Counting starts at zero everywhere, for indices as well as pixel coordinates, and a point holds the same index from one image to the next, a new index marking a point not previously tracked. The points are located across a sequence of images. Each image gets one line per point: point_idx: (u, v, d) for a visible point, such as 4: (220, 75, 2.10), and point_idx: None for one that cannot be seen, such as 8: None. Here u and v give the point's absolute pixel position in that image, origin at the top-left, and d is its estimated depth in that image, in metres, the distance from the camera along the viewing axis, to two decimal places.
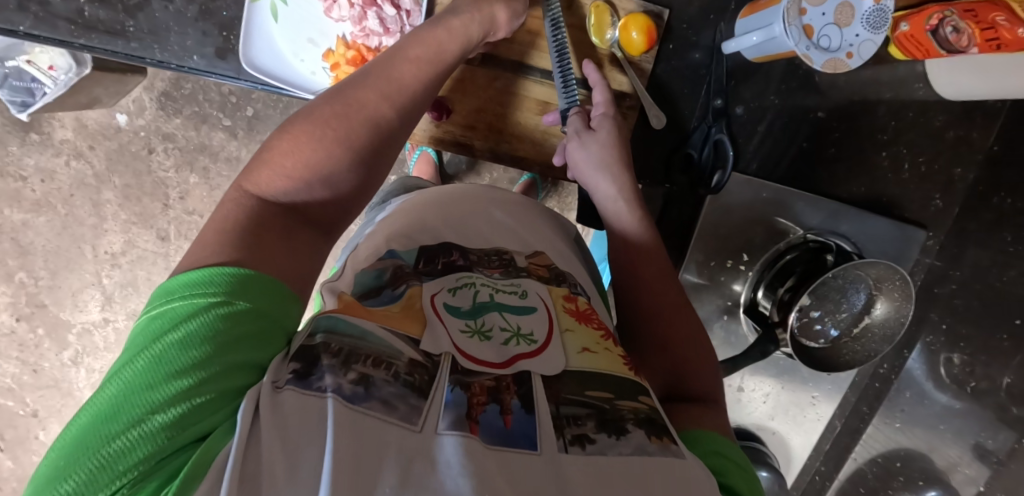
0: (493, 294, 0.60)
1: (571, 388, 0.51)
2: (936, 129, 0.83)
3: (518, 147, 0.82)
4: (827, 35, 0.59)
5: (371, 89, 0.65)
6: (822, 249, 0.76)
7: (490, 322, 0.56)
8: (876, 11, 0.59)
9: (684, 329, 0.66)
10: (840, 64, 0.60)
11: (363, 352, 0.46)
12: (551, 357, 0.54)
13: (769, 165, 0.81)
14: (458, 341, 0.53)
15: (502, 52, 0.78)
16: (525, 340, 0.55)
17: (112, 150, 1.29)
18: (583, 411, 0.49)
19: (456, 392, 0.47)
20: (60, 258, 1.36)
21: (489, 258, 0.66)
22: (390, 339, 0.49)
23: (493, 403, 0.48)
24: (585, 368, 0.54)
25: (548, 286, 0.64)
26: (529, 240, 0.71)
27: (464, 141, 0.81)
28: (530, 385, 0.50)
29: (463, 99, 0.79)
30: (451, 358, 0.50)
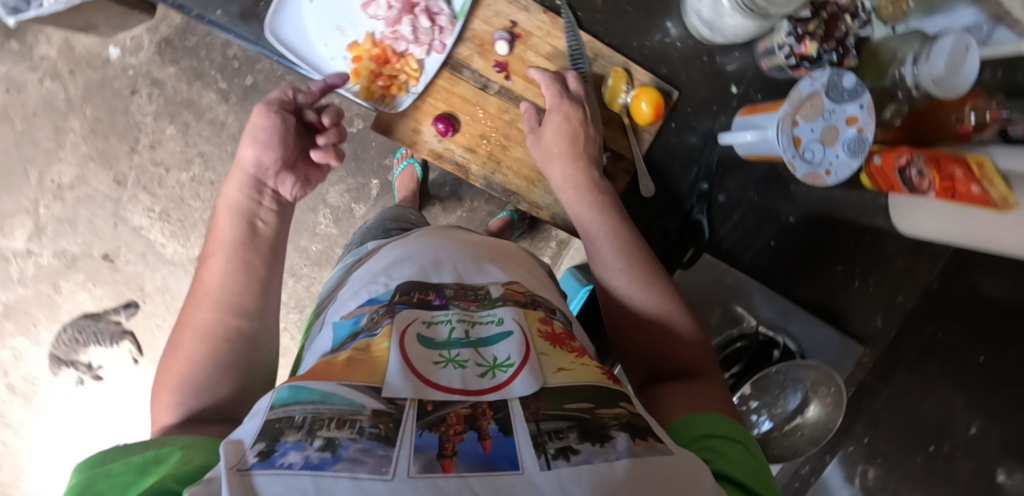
0: (470, 328, 0.60)
1: (549, 404, 0.51)
2: (888, 255, 0.91)
3: (512, 178, 0.83)
4: (812, 150, 0.63)
5: (203, 305, 0.72)
6: (770, 344, 0.80)
7: (462, 353, 0.56)
8: (857, 140, 0.64)
9: (676, 324, 0.67)
10: (818, 178, 0.64)
11: (327, 417, 0.47)
12: (525, 379, 0.53)
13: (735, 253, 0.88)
14: (425, 372, 0.53)
15: (519, 90, 0.81)
16: (499, 369, 0.54)
17: (94, 81, 1.24)
18: (566, 424, 0.49)
19: (422, 438, 0.46)
20: (0, 176, 1.28)
21: (466, 291, 0.67)
22: (352, 396, 0.49)
23: (469, 429, 0.47)
24: (562, 384, 0.54)
25: (522, 309, 0.64)
26: (496, 272, 0.72)
27: (462, 162, 0.82)
28: (507, 409, 0.49)
29: (473, 121, 0.81)
30: (417, 401, 0.49)
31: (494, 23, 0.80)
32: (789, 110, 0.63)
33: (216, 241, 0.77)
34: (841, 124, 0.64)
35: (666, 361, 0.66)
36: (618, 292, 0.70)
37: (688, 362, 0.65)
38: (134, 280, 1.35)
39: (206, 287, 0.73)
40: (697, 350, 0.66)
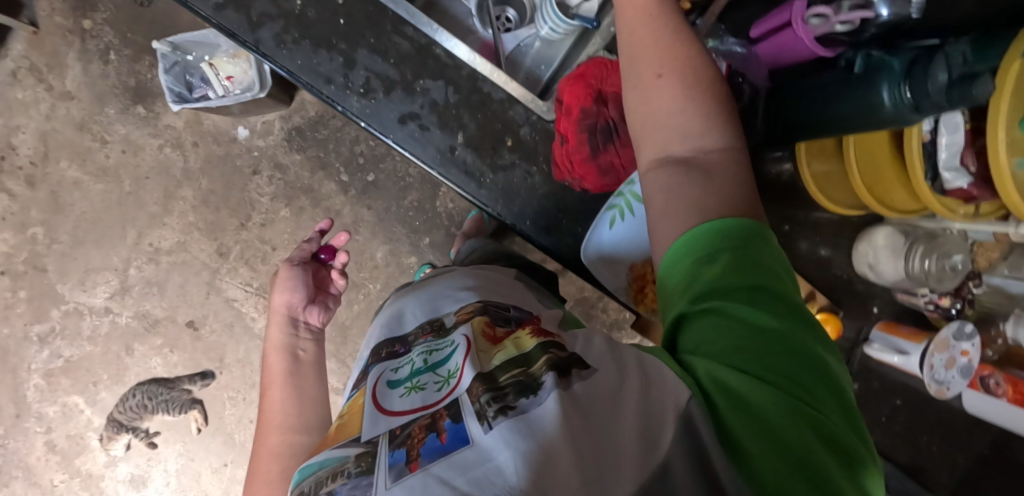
0: (427, 357, 0.51)
1: (485, 379, 0.43)
2: None
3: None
4: (939, 373, 0.82)
5: (270, 428, 0.72)
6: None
7: (419, 380, 0.48)
8: (965, 366, 0.82)
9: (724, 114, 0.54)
10: (939, 394, 0.83)
11: (323, 481, 0.40)
12: (468, 372, 0.45)
13: None
14: (388, 405, 0.46)
15: None
16: (448, 379, 0.46)
17: (215, 156, 1.28)
18: (502, 388, 0.42)
19: (396, 454, 0.39)
20: (94, 232, 1.28)
21: (428, 327, 0.57)
22: (339, 450, 0.42)
23: (430, 430, 0.40)
24: (501, 362, 0.46)
25: (473, 324, 0.53)
26: (454, 298, 0.61)
27: None
28: (458, 401, 0.42)
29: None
30: (389, 435, 0.42)
31: None
32: (931, 345, 0.81)
33: (268, 370, 0.78)
34: (959, 355, 0.82)
35: (699, 198, 0.50)
36: (646, 94, 0.55)
37: (707, 177, 0.51)
38: (215, 349, 1.33)
39: (267, 414, 0.74)
40: (719, 139, 0.53)
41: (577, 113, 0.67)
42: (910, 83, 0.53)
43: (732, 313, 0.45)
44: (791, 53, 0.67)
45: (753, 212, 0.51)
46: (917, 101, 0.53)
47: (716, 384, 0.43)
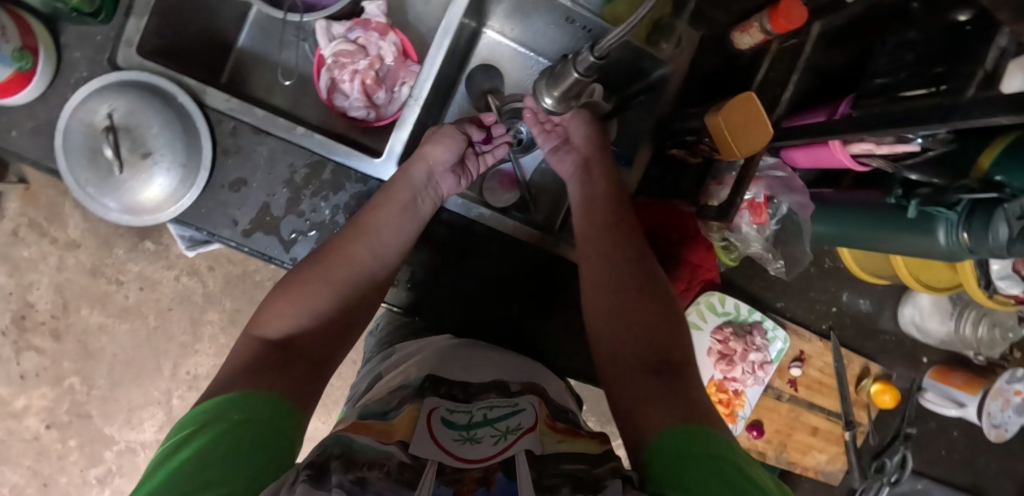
0: (488, 410, 0.52)
1: (550, 464, 0.46)
2: None
3: (793, 461, 0.82)
4: (997, 417, 0.82)
5: (359, 240, 0.64)
6: None
7: (482, 431, 0.49)
8: (1021, 404, 0.83)
9: (641, 319, 0.56)
10: (999, 435, 0.83)
11: (361, 460, 0.43)
12: (532, 441, 0.48)
13: None
14: (448, 447, 0.47)
15: (802, 395, 0.81)
16: (510, 434, 0.48)
17: (233, 275, 1.27)
18: (564, 482, 0.43)
19: (442, 488, 0.42)
20: (129, 370, 1.27)
21: (491, 383, 0.56)
22: (380, 445, 0.45)
23: (481, 486, 0.43)
24: (564, 452, 0.48)
25: (541, 404, 0.54)
26: (513, 369, 0.59)
27: (762, 454, 0.80)
28: (517, 467, 0.44)
29: (768, 423, 0.80)
30: (439, 464, 0.45)
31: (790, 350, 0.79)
32: (987, 394, 0.81)
33: (372, 231, 0.65)
34: (1013, 395, 0.83)
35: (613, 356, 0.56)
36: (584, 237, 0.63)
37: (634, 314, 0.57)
38: None
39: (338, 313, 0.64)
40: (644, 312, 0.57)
41: None
42: (967, 227, 0.56)
43: None
44: (829, 162, 0.66)
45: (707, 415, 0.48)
46: (975, 247, 0.56)
47: None
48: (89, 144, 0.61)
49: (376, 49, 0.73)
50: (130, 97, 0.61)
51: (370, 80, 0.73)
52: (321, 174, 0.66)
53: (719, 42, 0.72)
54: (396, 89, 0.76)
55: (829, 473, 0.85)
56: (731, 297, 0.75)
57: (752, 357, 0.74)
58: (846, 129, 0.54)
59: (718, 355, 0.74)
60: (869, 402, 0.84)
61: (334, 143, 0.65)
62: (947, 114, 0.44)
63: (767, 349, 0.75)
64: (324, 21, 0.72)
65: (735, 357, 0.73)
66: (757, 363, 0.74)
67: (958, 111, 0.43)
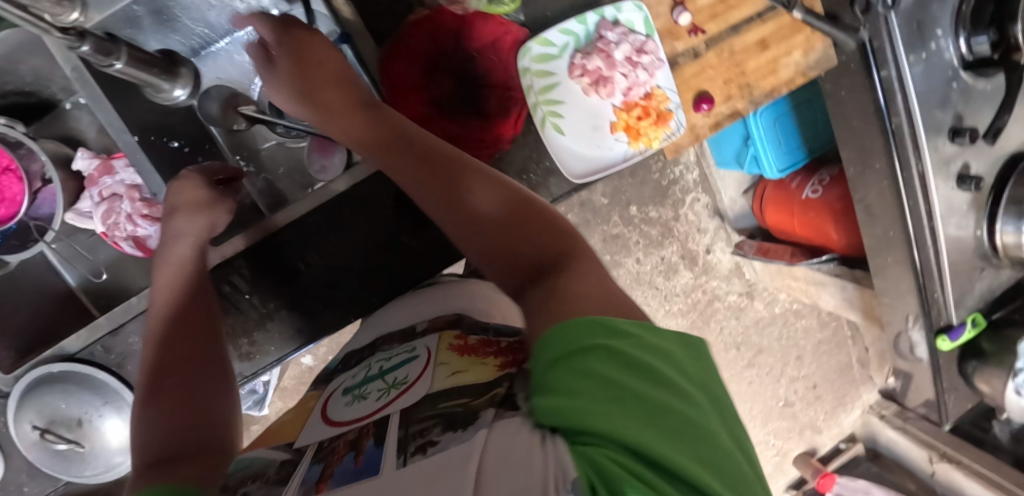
0: (386, 373, 0.59)
1: (422, 409, 0.47)
2: None
3: (771, 88, 0.72)
4: None
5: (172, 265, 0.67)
6: None
7: (370, 390, 0.57)
8: None
9: (472, 185, 0.56)
10: None
11: (248, 480, 0.46)
12: (417, 388, 0.52)
13: None
14: (341, 418, 0.54)
15: (716, 30, 0.68)
16: (395, 388, 0.55)
17: None
18: (431, 423, 0.44)
19: (316, 471, 0.44)
20: None
21: (398, 336, 0.67)
22: (266, 455, 0.50)
23: (352, 452, 0.45)
24: (449, 386, 0.50)
25: (439, 335, 0.61)
26: (420, 314, 0.69)
27: (734, 111, 0.71)
28: (385, 423, 0.47)
29: (713, 84, 0.69)
30: (315, 451, 0.48)
31: (661, 9, 0.67)
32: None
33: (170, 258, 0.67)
34: None
35: (502, 256, 0.54)
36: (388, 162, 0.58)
37: (503, 226, 0.54)
38: None
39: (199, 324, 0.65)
40: (483, 200, 0.55)
41: (433, 114, 0.62)
42: None
43: (613, 409, 0.37)
44: None
45: (559, 265, 0.50)
46: None
47: (626, 451, 0.35)
48: (50, 453, 0.69)
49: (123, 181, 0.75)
50: (32, 402, 0.67)
51: (145, 208, 0.73)
52: None
53: None
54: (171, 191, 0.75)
55: (808, 61, 0.73)
56: (552, 30, 0.63)
57: (619, 57, 0.63)
58: None
59: (586, 85, 0.64)
60: None
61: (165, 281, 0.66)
62: None
63: (629, 38, 0.63)
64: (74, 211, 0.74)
65: (601, 77, 0.63)
66: (632, 58, 0.63)
67: None
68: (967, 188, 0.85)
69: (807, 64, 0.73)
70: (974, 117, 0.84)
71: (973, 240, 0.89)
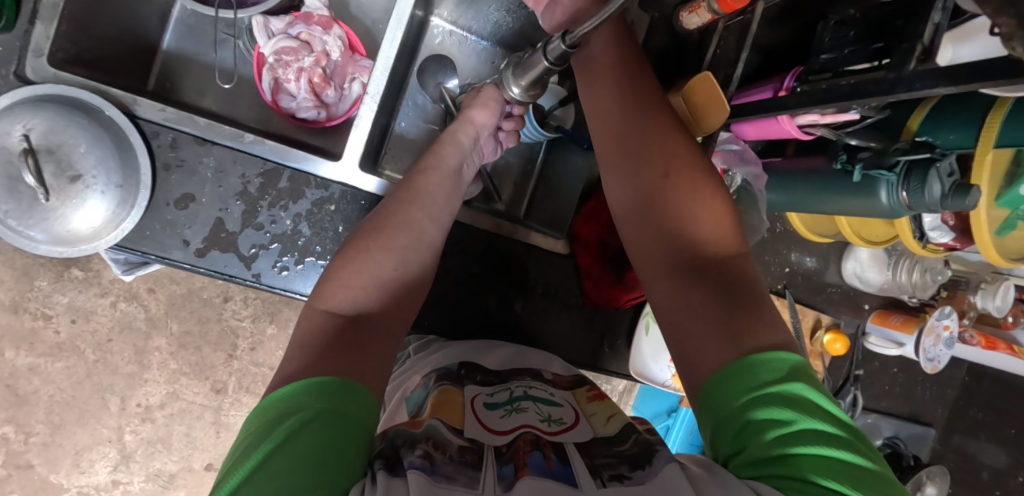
0: (528, 391, 0.58)
1: (600, 447, 0.49)
2: (961, 375, 1.13)
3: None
4: (936, 352, 0.93)
5: (414, 207, 0.60)
6: (898, 454, 1.05)
7: (526, 407, 0.54)
8: (949, 337, 0.93)
9: (720, 240, 0.55)
10: (934, 368, 0.93)
11: (422, 438, 0.45)
12: (580, 427, 0.52)
13: (871, 406, 1.03)
14: (492, 422, 0.51)
15: None
16: (556, 421, 0.52)
17: (178, 294, 0.96)
18: (615, 458, 0.47)
19: (505, 468, 0.44)
20: (70, 412, 0.93)
21: (523, 373, 0.63)
22: (439, 427, 0.47)
23: (536, 453, 0.45)
24: (610, 432, 0.52)
25: (571, 390, 0.60)
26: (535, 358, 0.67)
27: None
28: (562, 444, 0.47)
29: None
30: (492, 446, 0.47)
31: None
32: (920, 333, 0.90)
33: (427, 196, 0.61)
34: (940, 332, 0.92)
35: (697, 248, 0.54)
36: (697, 203, 0.56)
37: (684, 255, 0.54)
38: None
39: (395, 228, 0.58)
40: (719, 239, 0.55)
41: (591, 242, 0.74)
42: (906, 186, 0.59)
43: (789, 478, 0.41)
44: (777, 134, 0.68)
45: (748, 279, 0.53)
46: (913, 204, 0.60)
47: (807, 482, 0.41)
48: (5, 173, 0.54)
49: (321, 45, 0.70)
50: (49, 114, 0.56)
51: (318, 78, 0.70)
52: (276, 183, 0.62)
53: (667, 22, 0.70)
54: (348, 85, 0.72)
55: None
56: None
57: None
58: (799, 103, 0.56)
59: None
60: (823, 351, 0.90)
61: (290, 149, 0.62)
62: (891, 86, 0.46)
63: None
64: (260, 17, 0.68)
65: None
66: None
67: (902, 83, 0.45)
68: None
69: None
70: None
71: None
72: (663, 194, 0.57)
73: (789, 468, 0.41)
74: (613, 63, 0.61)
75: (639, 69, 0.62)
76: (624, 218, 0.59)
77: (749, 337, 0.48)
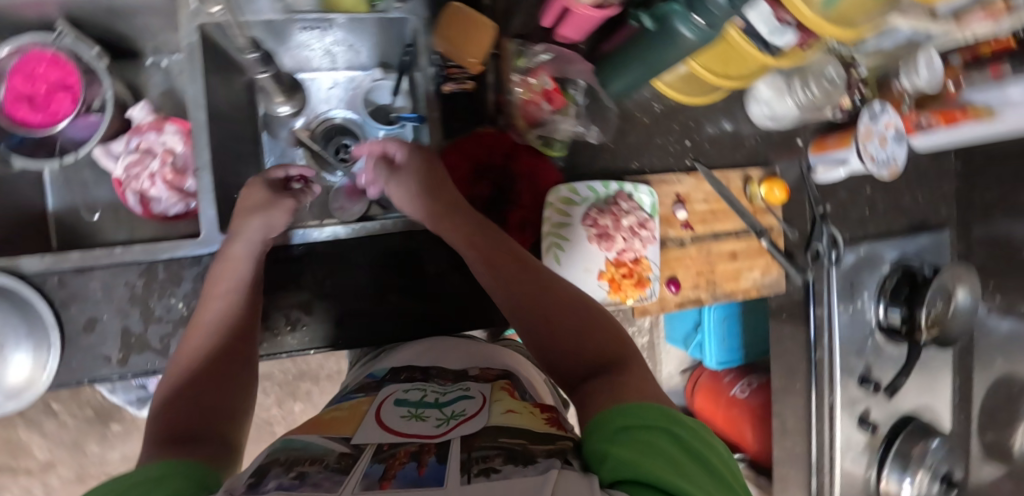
0: (438, 397, 0.62)
1: (484, 438, 0.50)
2: (951, 164, 1.05)
3: (730, 291, 0.85)
4: (892, 154, 0.86)
5: (215, 291, 0.65)
6: (911, 270, 0.99)
7: (429, 413, 0.58)
8: (896, 134, 0.86)
9: (571, 310, 0.58)
10: (896, 171, 0.87)
11: (302, 457, 0.47)
12: (475, 420, 0.55)
13: (859, 235, 0.98)
14: (394, 425, 0.55)
15: (701, 232, 0.82)
16: (453, 419, 0.56)
17: None
18: (494, 451, 0.46)
19: (374, 466, 0.45)
20: None
21: (450, 372, 0.69)
22: (324, 443, 0.51)
23: (412, 461, 0.46)
24: (505, 421, 0.54)
25: (489, 383, 0.65)
26: (460, 360, 0.73)
27: (699, 298, 0.83)
28: (448, 445, 0.49)
29: (686, 272, 0.81)
30: (377, 446, 0.50)
31: (666, 200, 0.79)
32: (859, 141, 0.84)
33: (220, 280, 0.66)
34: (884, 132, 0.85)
35: (568, 331, 0.57)
36: (559, 300, 0.59)
37: (558, 323, 0.57)
38: None
39: (215, 320, 0.63)
40: (583, 313, 0.58)
41: None
42: (695, 10, 0.57)
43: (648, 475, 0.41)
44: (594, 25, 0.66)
45: (623, 355, 0.56)
46: (711, 23, 0.58)
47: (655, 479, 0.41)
48: None
49: (162, 145, 0.75)
50: None
51: (170, 175, 0.75)
52: (158, 276, 0.67)
53: None
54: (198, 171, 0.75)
55: (765, 280, 0.87)
56: (581, 184, 0.73)
57: (625, 224, 0.73)
58: None
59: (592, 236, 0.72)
60: (766, 202, 0.85)
61: (156, 244, 0.66)
62: None
63: (641, 214, 0.74)
64: (99, 147, 0.74)
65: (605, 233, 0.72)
66: (633, 228, 0.74)
67: None
68: (864, 429, 0.99)
69: (759, 282, 0.87)
70: (879, 370, 1.00)
71: (863, 479, 1.00)
72: (528, 294, 0.59)
73: (673, 469, 0.42)
74: (437, 165, 0.66)
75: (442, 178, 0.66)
76: (493, 292, 0.62)
77: (625, 397, 0.49)
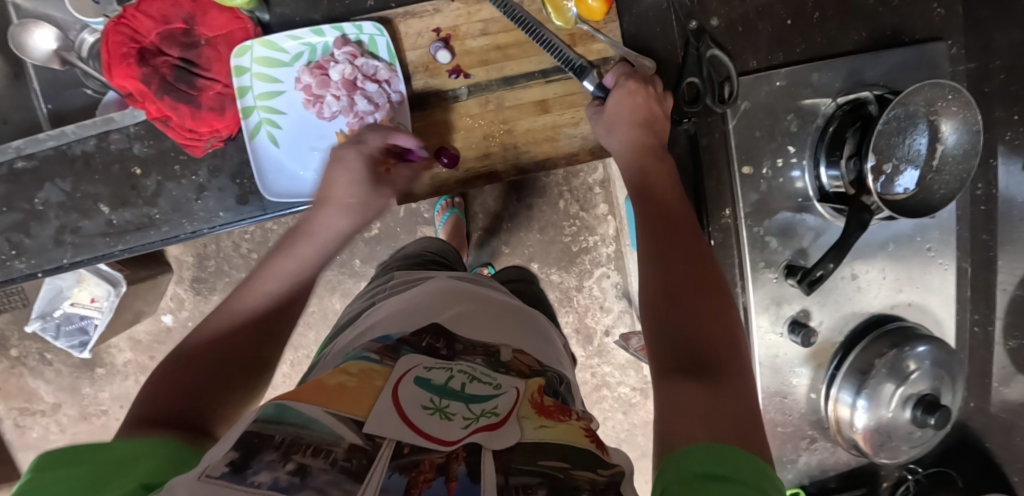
0: (466, 382, 0.40)
1: (520, 456, 0.33)
2: None
3: (543, 155, 0.66)
4: None
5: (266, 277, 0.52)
6: (861, 105, 0.66)
7: (454, 410, 0.37)
8: None
9: (731, 332, 0.45)
10: None
11: (302, 441, 0.31)
12: (506, 427, 0.36)
13: (775, 59, 0.68)
14: (414, 418, 0.35)
15: (484, 79, 0.63)
16: (484, 419, 0.37)
17: None
18: (533, 478, 0.32)
19: (394, 477, 0.30)
20: None
21: (478, 344, 0.46)
22: (336, 425, 0.33)
23: (440, 474, 0.31)
24: (544, 438, 0.35)
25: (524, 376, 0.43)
26: (496, 326, 0.49)
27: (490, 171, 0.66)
28: (479, 454, 0.33)
29: (466, 139, 0.65)
30: (396, 442, 0.33)
31: (421, 42, 0.62)
32: None
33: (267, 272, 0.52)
34: None
35: (698, 341, 0.43)
36: (704, 309, 0.46)
37: (710, 328, 0.44)
38: None
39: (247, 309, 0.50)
40: (739, 366, 0.43)
41: (146, 90, 0.60)
42: None
43: None
44: None
45: (750, 404, 0.39)
46: None
47: None
48: None
49: None
50: None
51: None
52: None
53: None
54: None
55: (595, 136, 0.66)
56: (281, 35, 0.61)
57: (334, 78, 0.61)
58: None
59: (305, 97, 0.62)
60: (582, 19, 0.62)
61: None
62: None
63: (355, 60, 0.60)
64: None
65: (317, 98, 0.62)
66: (352, 80, 0.61)
67: None
68: (796, 339, 0.71)
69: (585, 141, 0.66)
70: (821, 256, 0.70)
71: (804, 402, 0.74)
72: (661, 285, 0.48)
73: None
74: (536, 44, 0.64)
75: (664, 167, 0.59)
76: (642, 275, 0.50)
77: (705, 431, 0.36)
